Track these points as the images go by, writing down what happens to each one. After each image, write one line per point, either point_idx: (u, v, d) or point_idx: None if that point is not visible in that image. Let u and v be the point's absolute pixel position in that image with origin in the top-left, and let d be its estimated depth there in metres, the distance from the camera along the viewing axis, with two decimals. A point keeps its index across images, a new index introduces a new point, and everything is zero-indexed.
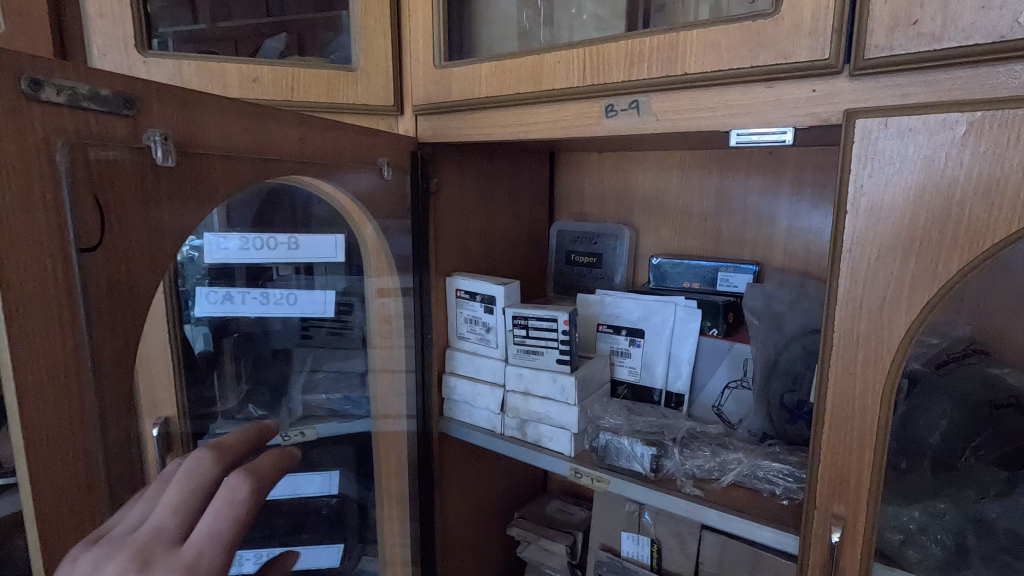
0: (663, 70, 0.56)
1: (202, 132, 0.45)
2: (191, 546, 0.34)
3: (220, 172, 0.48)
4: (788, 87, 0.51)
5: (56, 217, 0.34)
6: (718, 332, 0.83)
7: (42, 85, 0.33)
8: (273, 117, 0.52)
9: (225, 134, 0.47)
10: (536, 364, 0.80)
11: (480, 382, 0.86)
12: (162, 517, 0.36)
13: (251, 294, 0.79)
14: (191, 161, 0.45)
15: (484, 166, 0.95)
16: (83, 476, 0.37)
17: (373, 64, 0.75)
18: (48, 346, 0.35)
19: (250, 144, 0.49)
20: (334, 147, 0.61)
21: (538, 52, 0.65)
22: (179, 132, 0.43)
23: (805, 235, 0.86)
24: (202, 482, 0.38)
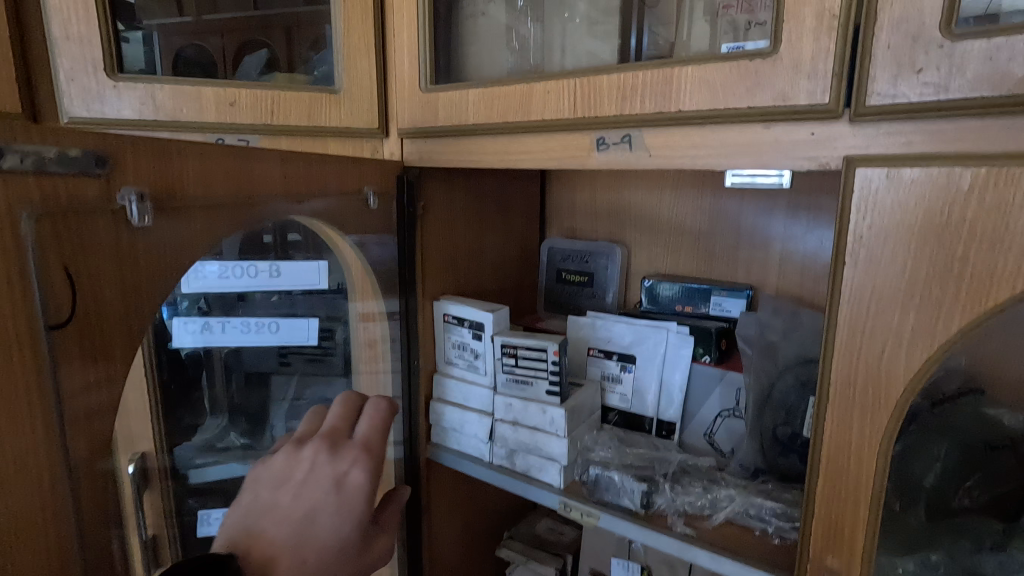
0: (656, 105, 0.54)
1: (182, 183, 0.42)
2: (361, 432, 0.60)
3: (200, 222, 0.45)
4: (785, 129, 0.49)
5: (22, 296, 0.32)
6: (710, 359, 0.81)
7: (6, 154, 0.30)
8: (255, 156, 0.49)
9: (207, 183, 0.44)
10: (524, 394, 0.79)
11: (469, 410, 0.84)
12: (337, 417, 0.63)
13: (231, 323, 0.76)
14: (169, 214, 0.42)
15: (474, 185, 0.92)
16: (57, 560, 0.35)
17: (357, 85, 0.72)
18: (14, 431, 0.32)
19: (232, 189, 0.47)
20: (318, 180, 0.58)
21: (527, 80, 0.63)
22: (156, 187, 0.40)
23: (801, 259, 0.84)
24: (354, 402, 0.65)
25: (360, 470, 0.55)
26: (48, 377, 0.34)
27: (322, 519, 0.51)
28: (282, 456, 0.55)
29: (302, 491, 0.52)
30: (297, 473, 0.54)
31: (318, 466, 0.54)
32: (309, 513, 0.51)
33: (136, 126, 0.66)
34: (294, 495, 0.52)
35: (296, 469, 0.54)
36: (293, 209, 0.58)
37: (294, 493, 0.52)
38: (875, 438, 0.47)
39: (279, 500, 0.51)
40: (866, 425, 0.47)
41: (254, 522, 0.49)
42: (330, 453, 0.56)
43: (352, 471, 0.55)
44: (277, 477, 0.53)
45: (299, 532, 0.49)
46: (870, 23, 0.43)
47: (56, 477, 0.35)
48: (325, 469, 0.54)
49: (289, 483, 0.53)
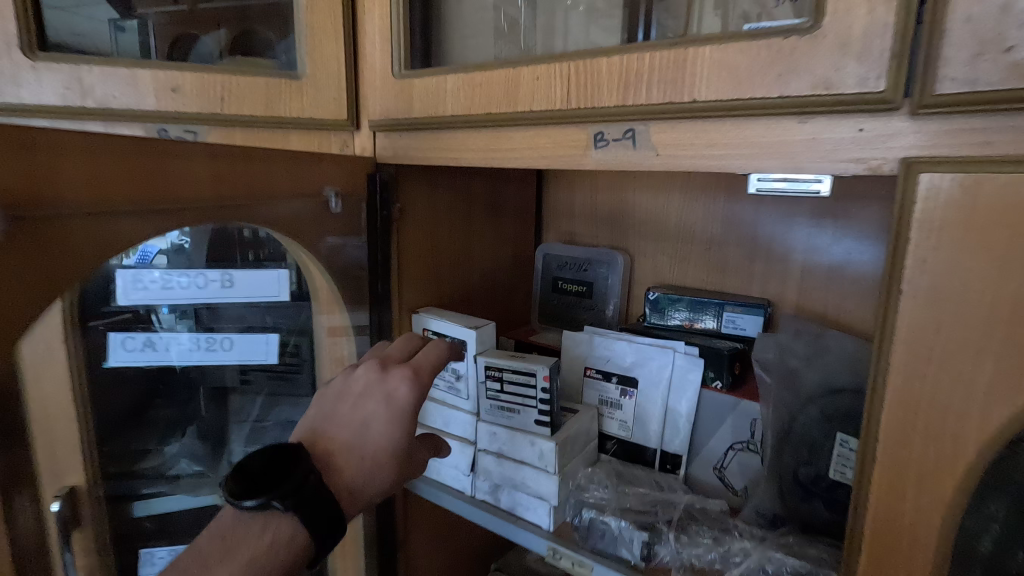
0: (665, 94, 0.45)
1: (57, 184, 0.37)
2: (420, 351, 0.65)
3: (90, 231, 0.40)
4: (825, 124, 0.40)
5: None
6: (722, 385, 0.72)
7: None
8: (172, 155, 0.44)
9: (95, 184, 0.39)
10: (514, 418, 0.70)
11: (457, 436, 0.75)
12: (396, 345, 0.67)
13: (177, 339, 0.66)
14: (43, 222, 0.37)
15: (461, 184, 0.83)
16: None
17: (322, 71, 0.63)
18: None
19: (132, 190, 0.41)
20: (260, 181, 0.51)
21: (513, 64, 0.54)
22: (16, 189, 0.35)
23: (826, 273, 0.74)
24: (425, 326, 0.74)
25: (406, 388, 0.60)
26: None
27: (376, 425, 0.58)
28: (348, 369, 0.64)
29: (360, 404, 0.59)
30: (357, 387, 0.61)
31: (372, 383, 0.60)
32: (363, 422, 0.58)
33: (56, 115, 0.57)
34: (353, 408, 0.59)
35: (357, 382, 0.61)
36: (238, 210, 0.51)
37: (352, 405, 0.59)
38: (933, 510, 0.38)
39: (339, 410, 0.59)
40: (923, 493, 0.38)
41: (320, 431, 0.58)
42: (383, 371, 0.62)
43: (399, 389, 0.60)
44: (337, 394, 0.60)
45: (356, 436, 0.57)
46: None
47: None
48: (376, 385, 0.60)
49: (348, 399, 0.60)
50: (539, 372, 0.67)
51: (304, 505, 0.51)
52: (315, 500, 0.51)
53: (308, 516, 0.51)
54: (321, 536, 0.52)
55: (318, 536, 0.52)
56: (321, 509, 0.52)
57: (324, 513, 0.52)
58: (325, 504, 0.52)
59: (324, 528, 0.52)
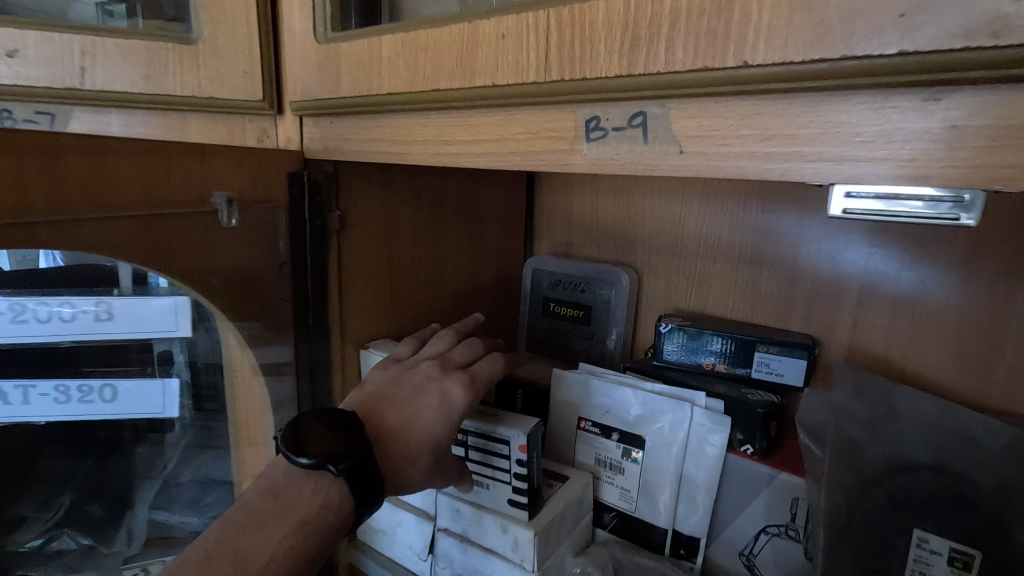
0: (694, 54, 0.28)
1: None
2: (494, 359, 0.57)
3: None
4: (974, 101, 0.23)
5: None
6: (753, 451, 0.56)
7: None
8: None
9: None
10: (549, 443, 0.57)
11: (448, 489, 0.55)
12: (467, 345, 0.58)
13: (36, 389, 0.50)
14: None
15: (427, 186, 0.66)
16: None
17: (223, 31, 0.46)
18: None
19: None
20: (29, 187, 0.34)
21: (470, 16, 0.37)
22: None
23: (890, 306, 0.57)
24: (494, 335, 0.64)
25: (465, 393, 0.51)
26: None
27: (425, 420, 0.49)
28: (401, 363, 0.55)
29: (414, 397, 0.51)
30: (415, 379, 0.53)
31: (432, 379, 0.52)
32: (415, 415, 0.50)
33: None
34: (406, 399, 0.51)
35: (414, 375, 0.53)
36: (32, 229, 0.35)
37: (409, 394, 0.51)
38: None
39: (395, 395, 0.51)
40: None
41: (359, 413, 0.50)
42: (442, 371, 0.54)
43: (457, 391, 0.51)
44: (392, 381, 0.52)
45: (404, 424, 0.49)
46: None
47: None
48: (436, 381, 0.52)
49: (399, 389, 0.52)
50: (515, 439, 0.51)
51: (364, 472, 0.45)
52: (371, 471, 0.45)
53: (361, 484, 0.45)
54: (366, 509, 0.46)
55: (367, 507, 0.46)
56: (372, 482, 0.45)
57: (377, 484, 0.46)
58: (377, 477, 0.46)
59: (373, 498, 0.46)
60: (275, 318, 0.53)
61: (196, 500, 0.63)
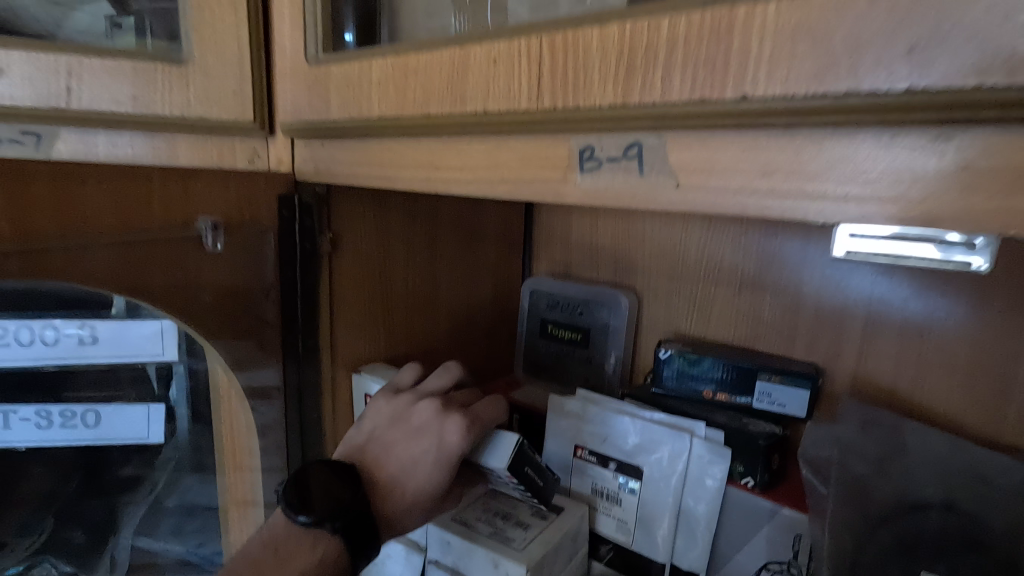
0: (690, 87, 0.27)
1: None
2: (487, 403, 0.54)
3: None
4: (991, 141, 0.21)
5: None
6: (754, 484, 0.54)
7: None
8: None
9: None
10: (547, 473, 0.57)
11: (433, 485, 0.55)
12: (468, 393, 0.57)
13: (19, 413, 0.52)
14: None
15: (422, 207, 0.65)
16: None
17: (214, 53, 0.46)
18: None
19: None
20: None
21: (460, 40, 0.36)
22: None
23: (897, 336, 0.56)
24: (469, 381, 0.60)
25: (462, 437, 0.50)
26: None
27: (419, 467, 0.49)
28: (406, 393, 0.54)
29: (414, 440, 0.50)
30: (413, 418, 0.51)
31: (428, 421, 0.51)
32: (413, 464, 0.49)
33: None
34: (406, 442, 0.50)
35: (413, 413, 0.52)
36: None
37: (410, 438, 0.50)
38: None
39: (394, 440, 0.50)
40: None
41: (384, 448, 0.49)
42: (442, 410, 0.51)
43: (453, 436, 0.50)
44: (394, 421, 0.52)
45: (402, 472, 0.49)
46: None
47: None
48: (434, 423, 0.50)
49: (396, 431, 0.51)
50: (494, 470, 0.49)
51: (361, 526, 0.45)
52: (366, 523, 0.46)
53: (358, 539, 0.45)
54: (363, 561, 0.46)
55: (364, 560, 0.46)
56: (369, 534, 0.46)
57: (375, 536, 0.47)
58: (372, 529, 0.46)
59: (369, 551, 0.46)
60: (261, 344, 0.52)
61: (180, 527, 0.61)
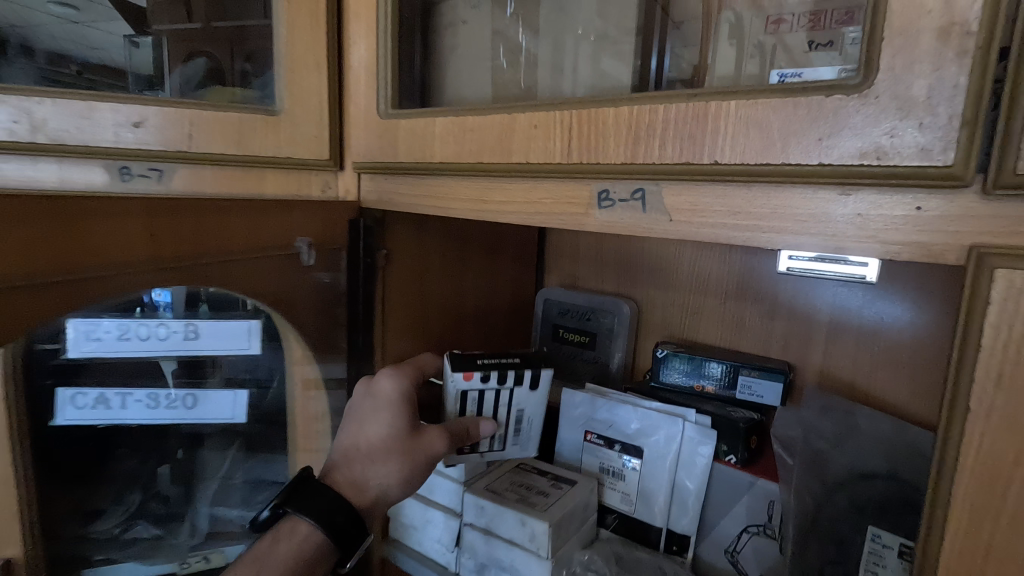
0: (681, 153, 0.39)
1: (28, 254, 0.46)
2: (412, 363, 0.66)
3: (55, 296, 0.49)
4: (872, 198, 0.33)
5: None
6: (736, 460, 0.65)
7: None
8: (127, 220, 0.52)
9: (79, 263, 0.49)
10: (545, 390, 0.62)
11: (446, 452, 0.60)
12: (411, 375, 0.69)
13: (133, 396, 0.61)
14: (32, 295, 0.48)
15: (455, 227, 0.77)
16: None
17: (302, 106, 0.58)
18: None
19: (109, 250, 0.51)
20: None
21: (508, 108, 0.48)
22: None
23: (854, 337, 0.67)
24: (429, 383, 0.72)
25: (389, 378, 0.61)
26: None
27: (369, 422, 0.60)
28: None
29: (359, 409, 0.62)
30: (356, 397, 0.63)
31: (362, 389, 0.63)
32: (363, 426, 0.60)
33: (67, 155, 0.49)
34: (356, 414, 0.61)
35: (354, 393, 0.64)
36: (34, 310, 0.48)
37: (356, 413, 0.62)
38: None
39: (349, 420, 0.62)
40: None
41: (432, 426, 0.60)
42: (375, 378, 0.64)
43: (385, 383, 0.61)
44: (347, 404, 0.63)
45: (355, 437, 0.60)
46: None
47: None
48: (363, 385, 0.62)
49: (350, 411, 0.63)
50: (456, 385, 0.57)
51: (319, 513, 0.55)
52: (308, 494, 0.56)
53: (307, 507, 0.55)
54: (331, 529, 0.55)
55: (327, 525, 0.55)
56: (332, 510, 0.55)
57: (340, 522, 0.55)
58: (320, 496, 0.56)
59: (330, 517, 0.55)
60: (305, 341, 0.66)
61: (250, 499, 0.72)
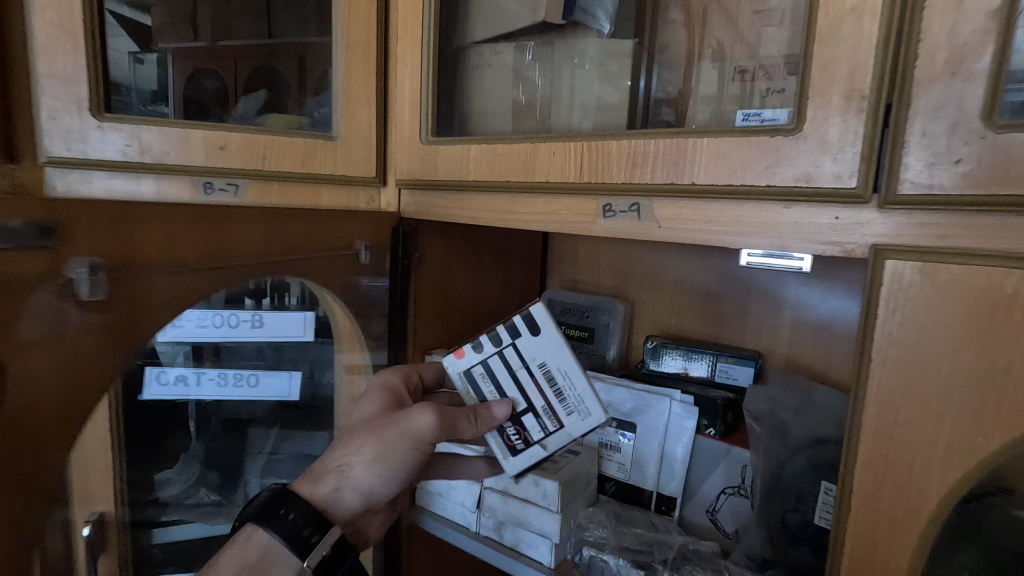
0: (668, 176, 0.51)
1: (179, 248, 0.52)
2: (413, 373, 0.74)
3: (198, 285, 0.55)
4: (806, 211, 0.46)
5: None
6: (715, 432, 0.77)
7: None
8: (237, 219, 0.56)
9: (209, 253, 0.54)
10: (554, 338, 0.57)
11: (502, 453, 0.62)
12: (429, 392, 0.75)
13: (206, 374, 0.72)
14: (179, 282, 0.53)
15: (473, 235, 0.89)
16: None
17: (355, 132, 0.70)
18: None
19: (234, 246, 0.56)
20: (142, 247, 0.49)
21: (531, 139, 0.60)
22: (110, 257, 0.46)
23: (813, 328, 0.80)
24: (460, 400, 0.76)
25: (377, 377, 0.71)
26: None
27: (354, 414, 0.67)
28: None
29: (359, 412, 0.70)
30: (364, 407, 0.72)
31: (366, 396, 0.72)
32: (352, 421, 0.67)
33: (171, 172, 0.63)
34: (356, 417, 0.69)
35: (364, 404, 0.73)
36: (162, 300, 0.52)
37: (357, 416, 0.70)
38: (904, 554, 0.42)
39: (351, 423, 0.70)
40: (893, 542, 0.42)
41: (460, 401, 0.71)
42: None
43: (375, 383, 0.70)
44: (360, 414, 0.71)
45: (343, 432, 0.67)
46: (905, 101, 0.39)
47: None
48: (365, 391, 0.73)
49: None
50: (453, 369, 0.61)
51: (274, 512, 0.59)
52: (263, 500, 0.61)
53: (257, 509, 0.59)
54: (274, 524, 0.58)
55: (270, 518, 0.58)
56: (275, 508, 0.59)
57: (293, 519, 0.58)
58: (271, 500, 0.60)
59: (273, 514, 0.58)
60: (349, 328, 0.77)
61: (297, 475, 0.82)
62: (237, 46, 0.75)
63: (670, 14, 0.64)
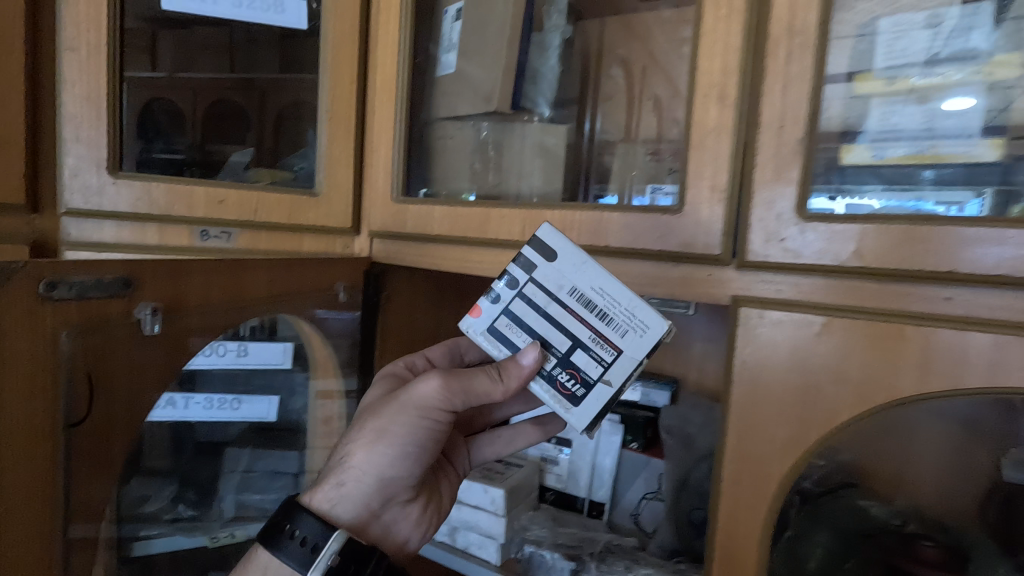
0: (590, 239, 0.66)
1: (216, 293, 0.62)
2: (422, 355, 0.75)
3: (224, 321, 0.66)
4: (689, 270, 0.61)
5: (54, 381, 0.49)
6: (637, 445, 0.90)
7: (56, 285, 0.48)
8: (252, 267, 0.66)
9: (238, 295, 0.65)
10: (574, 258, 0.53)
11: (563, 407, 0.53)
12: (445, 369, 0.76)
13: (195, 398, 0.79)
14: (214, 318, 0.64)
15: (434, 278, 1.02)
16: (45, 545, 0.49)
17: (336, 189, 0.82)
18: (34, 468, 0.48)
19: (257, 290, 0.67)
20: (189, 292, 0.59)
21: (484, 204, 0.74)
22: (167, 301, 0.57)
23: (718, 357, 0.96)
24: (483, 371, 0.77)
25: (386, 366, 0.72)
26: (59, 428, 0.49)
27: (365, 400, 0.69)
28: None
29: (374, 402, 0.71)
30: None
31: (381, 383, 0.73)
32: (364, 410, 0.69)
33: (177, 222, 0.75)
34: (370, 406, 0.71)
35: None
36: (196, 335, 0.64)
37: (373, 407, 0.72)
38: (757, 527, 0.56)
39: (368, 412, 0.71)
40: (750, 519, 0.56)
41: None
42: None
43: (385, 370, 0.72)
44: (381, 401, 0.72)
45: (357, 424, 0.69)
46: (748, 197, 0.56)
47: (55, 510, 0.50)
48: None
49: None
50: (473, 330, 0.54)
51: (285, 530, 0.60)
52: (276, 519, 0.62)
53: (271, 530, 0.61)
54: (286, 544, 0.60)
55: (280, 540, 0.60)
56: (283, 529, 0.61)
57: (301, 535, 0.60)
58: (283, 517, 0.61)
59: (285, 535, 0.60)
60: (326, 356, 0.90)
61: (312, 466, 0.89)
62: (198, 78, 0.84)
63: (611, 74, 0.81)
